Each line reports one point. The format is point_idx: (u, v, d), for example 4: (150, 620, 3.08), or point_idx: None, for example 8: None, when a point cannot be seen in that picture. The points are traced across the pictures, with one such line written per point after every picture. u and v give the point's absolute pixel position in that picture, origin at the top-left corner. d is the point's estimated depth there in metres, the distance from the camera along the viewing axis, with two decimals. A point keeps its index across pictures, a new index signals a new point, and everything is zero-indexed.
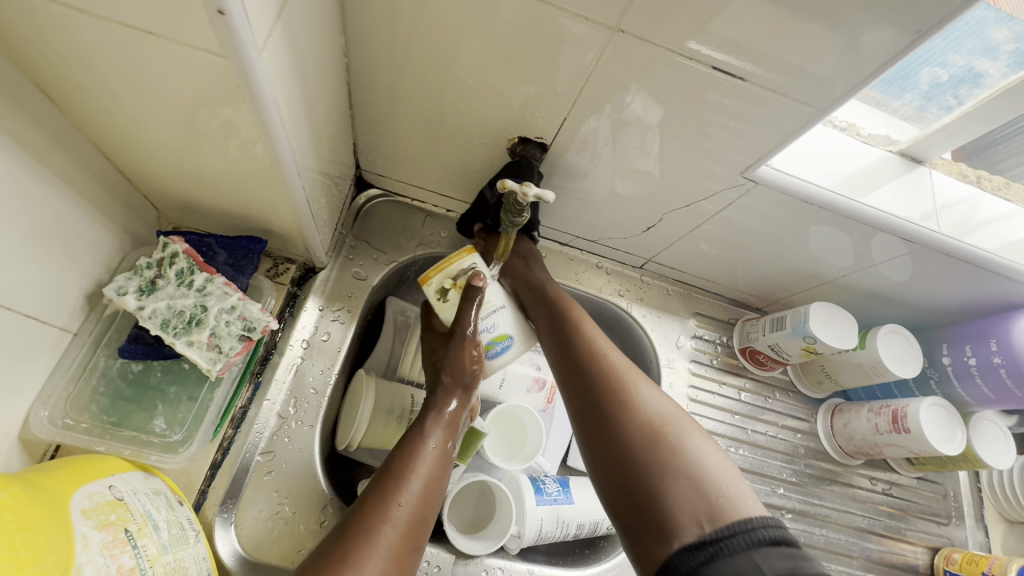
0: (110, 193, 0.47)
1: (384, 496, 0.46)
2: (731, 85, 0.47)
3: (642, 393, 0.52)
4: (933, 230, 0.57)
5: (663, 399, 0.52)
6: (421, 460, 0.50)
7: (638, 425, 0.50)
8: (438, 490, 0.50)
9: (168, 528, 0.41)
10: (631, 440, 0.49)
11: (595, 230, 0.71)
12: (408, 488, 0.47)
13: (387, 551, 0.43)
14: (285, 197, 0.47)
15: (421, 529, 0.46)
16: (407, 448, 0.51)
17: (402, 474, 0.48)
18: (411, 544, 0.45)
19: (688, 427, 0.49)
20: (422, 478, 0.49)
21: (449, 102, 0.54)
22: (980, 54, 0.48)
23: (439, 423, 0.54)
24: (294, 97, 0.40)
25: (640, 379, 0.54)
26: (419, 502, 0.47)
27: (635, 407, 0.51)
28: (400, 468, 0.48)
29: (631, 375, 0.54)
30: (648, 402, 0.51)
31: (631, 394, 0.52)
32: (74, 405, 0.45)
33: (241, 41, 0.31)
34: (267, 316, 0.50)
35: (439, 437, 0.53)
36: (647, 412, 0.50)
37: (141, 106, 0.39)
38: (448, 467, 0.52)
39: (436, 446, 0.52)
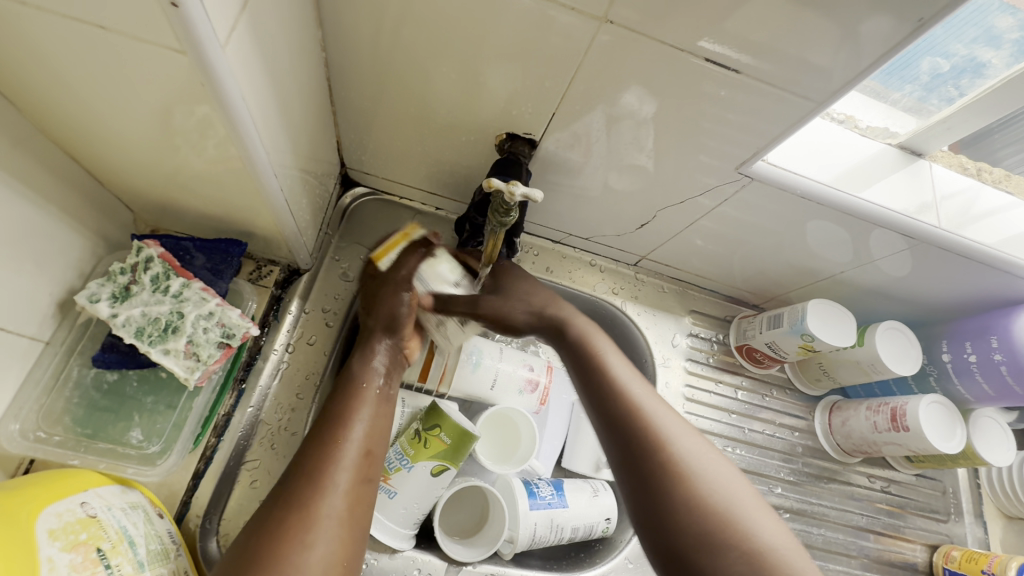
0: (80, 197, 0.45)
1: (326, 438, 0.44)
2: (723, 76, 0.45)
3: (685, 449, 0.46)
4: (933, 225, 0.56)
5: (707, 456, 0.46)
6: (364, 401, 0.49)
7: (685, 493, 0.43)
8: (385, 425, 0.49)
9: (145, 543, 0.40)
10: (686, 516, 0.42)
11: (589, 227, 0.69)
12: (352, 427, 0.46)
13: (340, 489, 0.42)
14: (262, 196, 0.45)
15: (373, 461, 0.45)
16: (344, 390, 0.49)
17: (344, 415, 0.46)
18: (365, 477, 0.44)
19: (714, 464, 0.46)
20: (366, 417, 0.47)
21: (433, 97, 0.52)
22: (983, 42, 0.47)
23: (372, 363, 0.52)
24: (265, 94, 0.39)
25: (676, 424, 0.48)
26: (367, 437, 0.46)
27: (673, 467, 0.44)
28: (339, 409, 0.47)
29: (662, 417, 0.48)
30: (690, 462, 0.45)
31: (672, 451, 0.46)
32: (48, 416, 0.44)
33: (200, 34, 0.29)
34: (247, 322, 0.49)
35: (373, 375, 0.51)
36: (691, 474, 0.44)
37: (105, 105, 0.37)
38: (390, 404, 0.51)
39: (374, 386, 0.51)
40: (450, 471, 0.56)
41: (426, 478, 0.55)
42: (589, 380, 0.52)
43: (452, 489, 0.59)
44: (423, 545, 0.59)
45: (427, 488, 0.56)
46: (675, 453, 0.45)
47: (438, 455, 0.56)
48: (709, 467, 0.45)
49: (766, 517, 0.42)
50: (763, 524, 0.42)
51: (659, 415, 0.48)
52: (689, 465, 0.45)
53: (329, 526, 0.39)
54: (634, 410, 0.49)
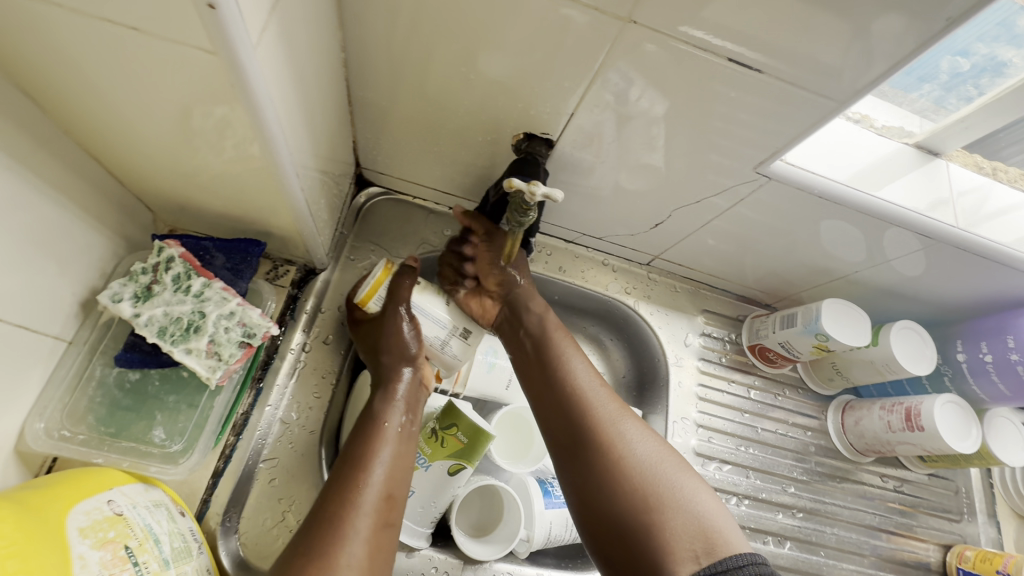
0: (102, 197, 0.46)
1: (347, 484, 0.45)
2: (746, 76, 0.45)
3: (619, 423, 0.52)
4: (951, 224, 0.56)
5: (636, 427, 0.52)
6: (384, 443, 0.49)
7: (613, 464, 0.49)
8: (406, 466, 0.50)
9: (170, 541, 0.40)
10: (616, 483, 0.48)
11: (602, 227, 0.69)
12: (373, 470, 0.47)
13: (361, 535, 0.43)
14: (283, 197, 0.45)
15: (393, 504, 0.47)
16: (365, 432, 0.50)
17: (365, 458, 0.48)
18: (385, 521, 0.45)
19: (638, 433, 0.51)
20: (387, 459, 0.48)
21: (450, 98, 0.52)
22: (1005, 41, 0.47)
23: (393, 402, 0.53)
24: (290, 94, 0.39)
25: (610, 402, 0.53)
26: (388, 481, 0.47)
27: (603, 442, 0.50)
28: (360, 453, 0.48)
29: (597, 397, 0.53)
30: (621, 435, 0.51)
31: (605, 427, 0.51)
32: (71, 415, 0.44)
33: (233, 35, 0.29)
34: (267, 322, 0.49)
35: (392, 413, 0.52)
36: (620, 447, 0.50)
37: (130, 106, 0.37)
38: (411, 443, 0.52)
39: (395, 425, 0.51)
40: (467, 470, 0.57)
41: (443, 477, 0.56)
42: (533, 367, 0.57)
43: (468, 488, 0.59)
44: (439, 544, 0.60)
45: (444, 486, 0.56)
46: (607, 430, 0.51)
47: (454, 454, 0.56)
48: (638, 438, 0.51)
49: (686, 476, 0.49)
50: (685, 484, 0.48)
51: (593, 395, 0.54)
52: (620, 437, 0.51)
53: (350, 574, 0.40)
54: (573, 394, 0.54)
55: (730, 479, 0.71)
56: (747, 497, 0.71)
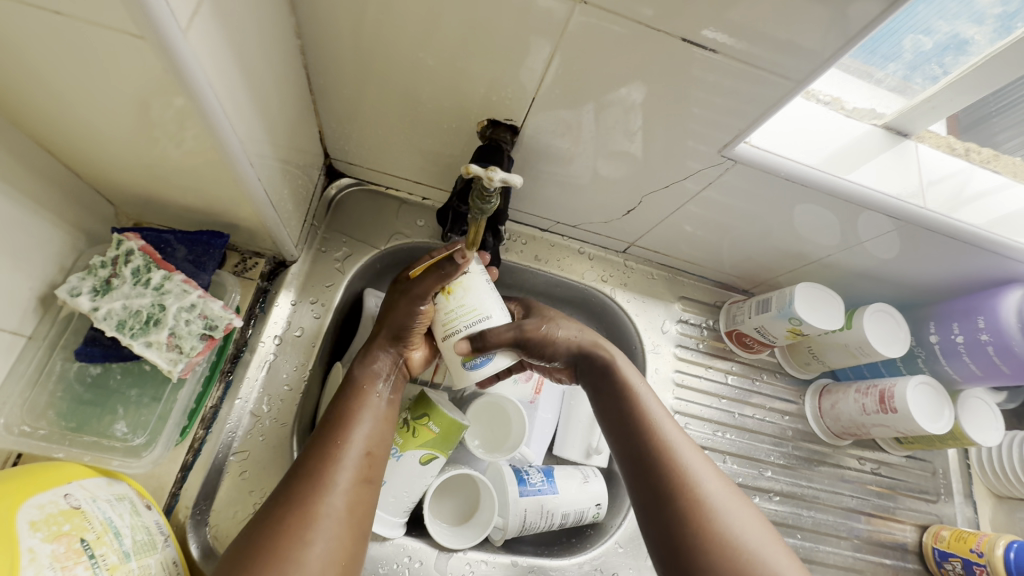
0: (58, 192, 0.45)
1: (328, 440, 0.45)
2: (703, 58, 0.44)
3: (706, 484, 0.46)
4: (919, 206, 0.56)
5: (730, 494, 0.46)
6: (366, 406, 0.49)
7: (704, 527, 0.43)
8: (387, 429, 0.50)
9: (132, 534, 0.40)
10: (704, 548, 0.43)
11: (575, 214, 0.69)
12: (354, 429, 0.47)
13: (341, 488, 0.43)
14: (239, 187, 0.45)
15: (373, 463, 0.47)
16: (348, 394, 0.50)
17: (345, 417, 0.48)
18: (366, 479, 0.45)
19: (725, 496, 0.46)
20: (367, 420, 0.49)
21: (411, 84, 0.51)
22: (967, 19, 0.46)
23: (372, 370, 0.52)
24: (234, 81, 0.38)
25: (702, 462, 0.48)
26: (368, 440, 0.47)
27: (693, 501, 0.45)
28: (340, 414, 0.48)
29: (686, 450, 0.49)
30: (713, 498, 0.45)
31: (695, 486, 0.46)
32: (32, 411, 0.44)
33: (157, 16, 0.29)
34: (229, 314, 0.49)
35: (377, 380, 0.52)
36: (713, 511, 0.44)
37: (73, 96, 0.36)
38: (393, 410, 0.52)
39: (379, 391, 0.51)
40: (439, 459, 0.57)
41: (415, 466, 0.55)
42: (614, 405, 0.53)
43: (442, 477, 0.59)
44: (414, 533, 0.60)
45: (417, 476, 0.56)
46: (697, 490, 0.46)
47: (427, 444, 0.56)
48: (731, 505, 0.45)
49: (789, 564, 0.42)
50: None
51: (683, 449, 0.49)
52: (713, 502, 0.45)
53: (328, 524, 0.41)
54: (660, 444, 0.49)
55: None
56: None
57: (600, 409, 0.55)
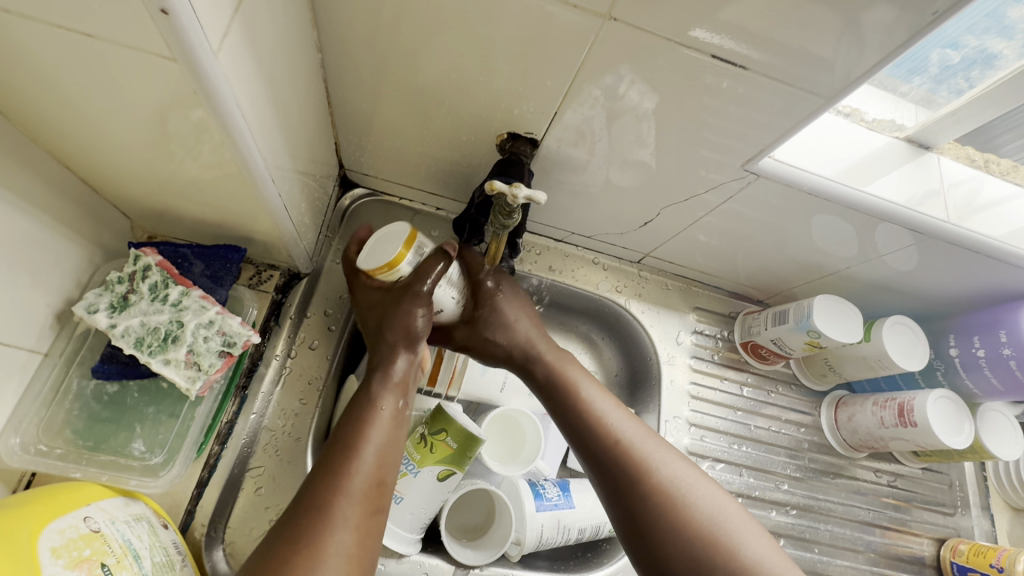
0: (76, 207, 0.45)
1: (337, 466, 0.42)
2: (730, 72, 0.44)
3: (665, 469, 0.48)
4: (942, 219, 0.55)
5: (701, 483, 0.47)
6: (375, 426, 0.46)
7: (668, 514, 0.45)
8: (397, 452, 0.46)
9: (150, 556, 0.40)
10: (665, 528, 0.44)
11: (591, 225, 0.68)
12: (363, 453, 0.44)
13: (349, 522, 0.40)
14: (259, 202, 0.44)
15: (382, 491, 0.44)
16: (355, 417, 0.46)
17: (353, 444, 0.44)
18: (376, 508, 0.42)
19: (686, 475, 0.47)
20: (376, 444, 0.45)
21: (432, 98, 0.51)
22: (995, 33, 0.45)
23: (389, 384, 0.49)
24: (259, 98, 0.38)
25: (661, 449, 0.49)
26: (378, 466, 0.44)
27: (655, 491, 0.46)
28: (348, 439, 0.44)
29: (645, 443, 0.49)
30: (674, 481, 0.47)
31: (655, 473, 0.47)
32: (48, 429, 0.44)
33: (190, 38, 0.28)
34: (248, 330, 0.48)
35: (388, 398, 0.48)
36: (676, 494, 0.46)
37: (94, 113, 0.36)
38: (404, 428, 0.49)
39: (388, 410, 0.48)
40: (457, 475, 0.56)
41: (432, 483, 0.54)
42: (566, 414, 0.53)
43: (457, 492, 0.59)
44: (429, 549, 0.59)
45: (432, 492, 0.55)
46: (658, 476, 0.47)
47: (444, 459, 0.55)
48: (691, 483, 0.47)
49: (771, 547, 0.44)
50: (759, 549, 0.43)
51: (637, 440, 0.50)
52: (674, 482, 0.47)
53: (336, 561, 0.38)
54: (617, 440, 0.49)
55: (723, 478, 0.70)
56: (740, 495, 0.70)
57: (557, 416, 0.54)
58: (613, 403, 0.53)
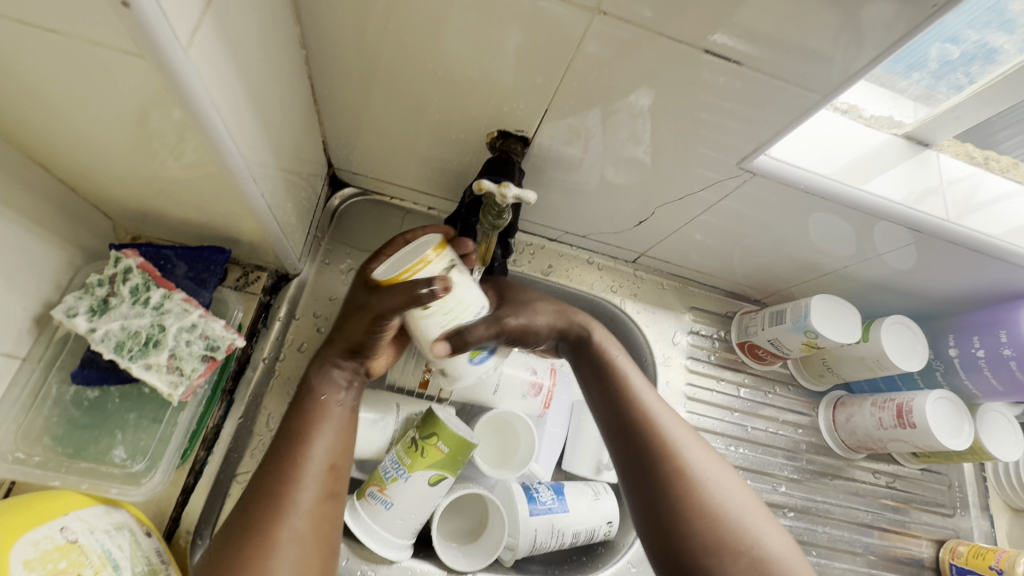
0: (54, 208, 0.44)
1: (284, 455, 0.42)
2: (724, 67, 0.43)
3: (689, 453, 0.47)
4: (940, 218, 0.54)
5: (716, 464, 0.47)
6: (325, 414, 0.45)
7: (692, 497, 0.44)
8: (351, 436, 0.46)
9: (131, 566, 0.39)
10: (687, 514, 0.43)
11: (585, 224, 0.67)
12: (314, 442, 0.43)
13: (302, 509, 0.41)
14: (242, 203, 0.43)
15: (339, 475, 0.44)
16: (304, 406, 0.45)
17: (301, 431, 0.44)
18: (332, 492, 0.43)
19: (709, 461, 0.47)
20: (329, 432, 0.45)
21: (421, 94, 0.50)
22: (996, 27, 0.44)
23: (332, 380, 0.47)
24: (237, 95, 0.37)
25: (686, 433, 0.48)
26: (331, 452, 0.44)
27: (680, 476, 0.45)
28: (297, 427, 0.44)
29: (670, 422, 0.48)
30: (697, 467, 0.46)
31: (678, 457, 0.46)
32: (27, 436, 0.43)
33: (157, 33, 0.27)
34: (231, 334, 0.47)
35: (334, 389, 0.47)
36: (698, 479, 0.45)
37: (66, 112, 0.35)
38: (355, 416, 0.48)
39: (337, 399, 0.46)
40: (448, 480, 0.55)
41: (423, 488, 0.53)
42: (591, 380, 0.52)
43: (450, 497, 0.58)
44: (421, 554, 0.59)
45: (425, 498, 0.54)
46: (682, 460, 0.46)
47: (434, 465, 0.54)
48: (713, 471, 0.46)
49: (783, 538, 0.44)
50: (774, 541, 0.43)
51: (664, 420, 0.48)
52: (698, 470, 0.46)
53: (290, 549, 0.39)
54: (642, 414, 0.48)
55: None
56: None
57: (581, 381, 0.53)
58: (639, 374, 0.52)
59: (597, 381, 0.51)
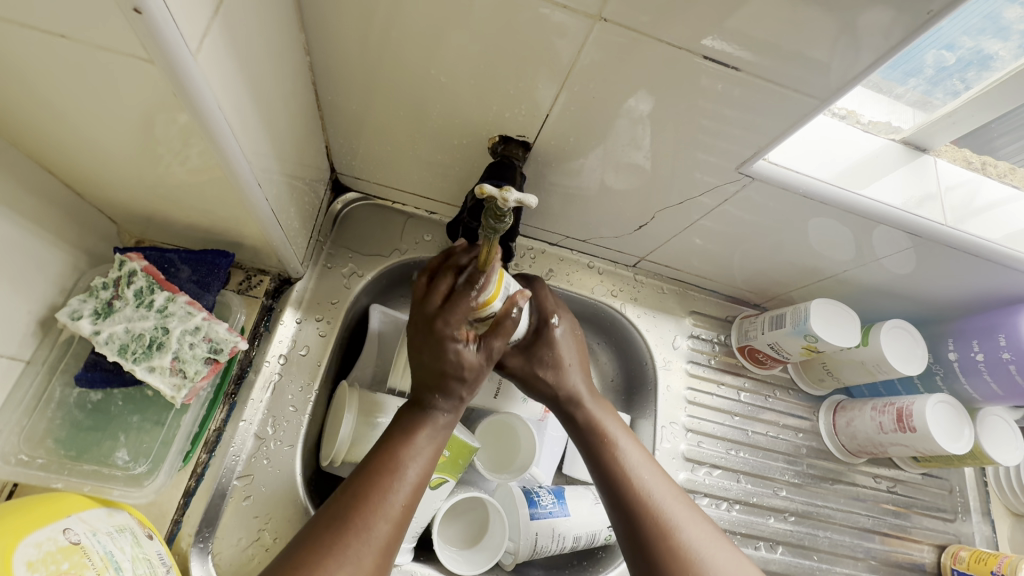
0: (59, 212, 0.44)
1: (375, 476, 0.44)
2: (723, 73, 0.43)
3: (686, 531, 0.46)
4: (938, 222, 0.55)
5: (714, 540, 0.46)
6: (420, 438, 0.47)
7: None
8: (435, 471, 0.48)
9: (133, 568, 0.39)
10: None
11: (586, 228, 0.68)
12: (406, 469, 0.45)
13: (376, 538, 0.41)
14: (247, 207, 0.44)
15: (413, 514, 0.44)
16: (404, 428, 0.48)
17: (397, 457, 0.45)
18: (402, 531, 0.43)
19: (707, 538, 0.46)
20: (419, 461, 0.46)
21: (423, 100, 0.50)
22: (990, 34, 0.45)
23: (433, 424, 0.49)
24: (243, 100, 0.37)
25: (683, 509, 0.48)
26: (416, 483, 0.45)
27: (677, 555, 0.45)
28: (392, 450, 0.46)
29: (667, 499, 0.48)
30: (694, 545, 0.45)
31: (675, 535, 0.46)
32: (30, 439, 0.43)
33: (167, 39, 0.28)
34: (235, 337, 0.48)
35: (433, 428, 0.48)
36: (695, 558, 0.44)
37: (74, 117, 0.35)
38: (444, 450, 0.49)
39: (433, 434, 0.48)
40: (449, 483, 0.55)
41: (426, 492, 0.54)
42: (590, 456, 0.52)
43: (450, 501, 0.58)
44: (422, 558, 0.59)
45: (426, 501, 0.54)
46: (679, 538, 0.45)
47: (438, 468, 0.54)
48: (711, 548, 0.46)
49: None
50: None
51: (661, 496, 0.48)
52: (696, 548, 0.45)
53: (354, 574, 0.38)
54: (638, 491, 0.48)
55: (721, 484, 0.70)
56: (737, 502, 0.69)
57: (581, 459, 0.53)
58: (637, 451, 0.52)
59: (593, 459, 0.52)
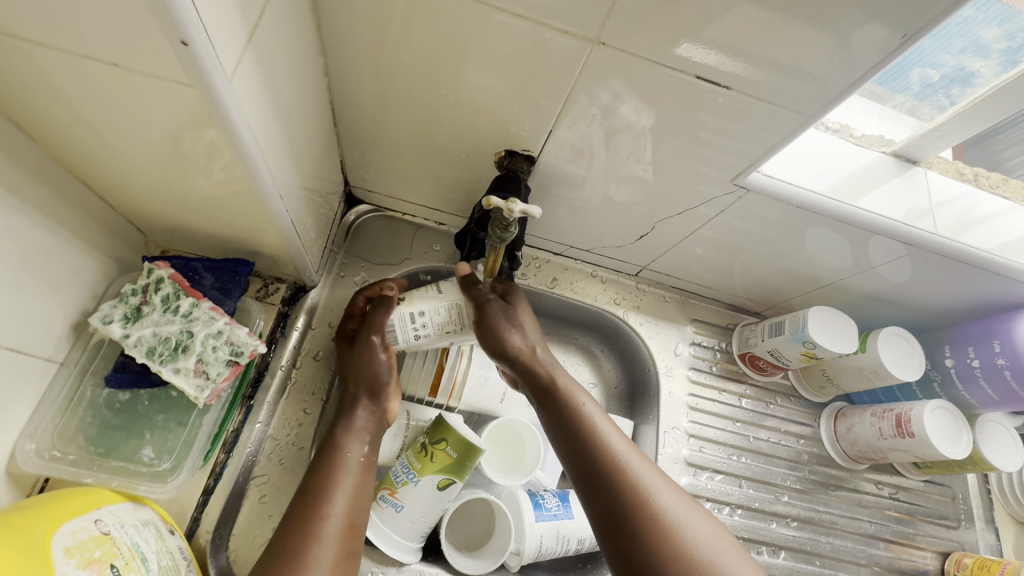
0: (93, 222, 0.47)
1: (307, 514, 0.44)
2: (718, 90, 0.46)
3: (659, 495, 0.45)
4: (929, 231, 0.56)
5: (686, 505, 0.45)
6: (343, 467, 0.48)
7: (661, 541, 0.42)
8: (368, 493, 0.49)
9: (157, 559, 0.41)
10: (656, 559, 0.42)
11: (589, 239, 0.70)
12: (334, 498, 0.46)
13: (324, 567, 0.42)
14: (268, 218, 0.47)
15: (355, 533, 0.46)
16: (323, 461, 0.49)
17: (322, 490, 0.46)
18: (349, 550, 0.44)
19: (679, 502, 0.45)
20: (347, 488, 0.47)
21: (433, 117, 0.53)
22: (971, 52, 0.47)
23: (354, 431, 0.52)
24: (268, 119, 0.40)
25: (655, 475, 0.47)
26: (349, 509, 0.46)
27: (648, 519, 0.43)
28: (320, 484, 0.46)
29: (639, 467, 0.47)
30: (666, 509, 0.44)
31: (649, 501, 0.45)
32: (62, 436, 0.45)
33: (206, 66, 0.31)
34: (255, 340, 0.50)
35: (356, 444, 0.51)
36: (666, 521, 0.43)
37: (114, 135, 0.38)
38: (372, 472, 0.51)
39: (355, 454, 0.50)
40: (456, 484, 0.57)
41: (432, 492, 0.55)
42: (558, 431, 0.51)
43: (457, 502, 0.60)
44: (429, 558, 0.60)
45: (434, 502, 0.56)
46: (652, 503, 0.44)
47: (444, 470, 0.56)
48: (684, 512, 0.45)
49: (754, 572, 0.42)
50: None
51: (633, 465, 0.47)
52: (669, 513, 0.44)
53: None
54: (610, 461, 0.47)
55: (722, 489, 0.71)
56: (740, 507, 0.70)
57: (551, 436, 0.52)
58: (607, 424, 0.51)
59: (563, 434, 0.51)
